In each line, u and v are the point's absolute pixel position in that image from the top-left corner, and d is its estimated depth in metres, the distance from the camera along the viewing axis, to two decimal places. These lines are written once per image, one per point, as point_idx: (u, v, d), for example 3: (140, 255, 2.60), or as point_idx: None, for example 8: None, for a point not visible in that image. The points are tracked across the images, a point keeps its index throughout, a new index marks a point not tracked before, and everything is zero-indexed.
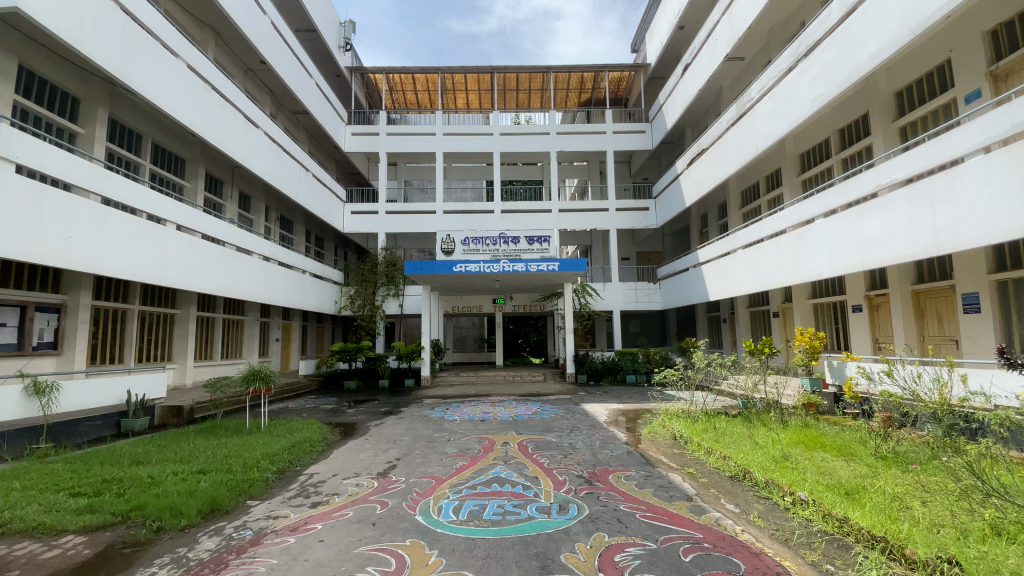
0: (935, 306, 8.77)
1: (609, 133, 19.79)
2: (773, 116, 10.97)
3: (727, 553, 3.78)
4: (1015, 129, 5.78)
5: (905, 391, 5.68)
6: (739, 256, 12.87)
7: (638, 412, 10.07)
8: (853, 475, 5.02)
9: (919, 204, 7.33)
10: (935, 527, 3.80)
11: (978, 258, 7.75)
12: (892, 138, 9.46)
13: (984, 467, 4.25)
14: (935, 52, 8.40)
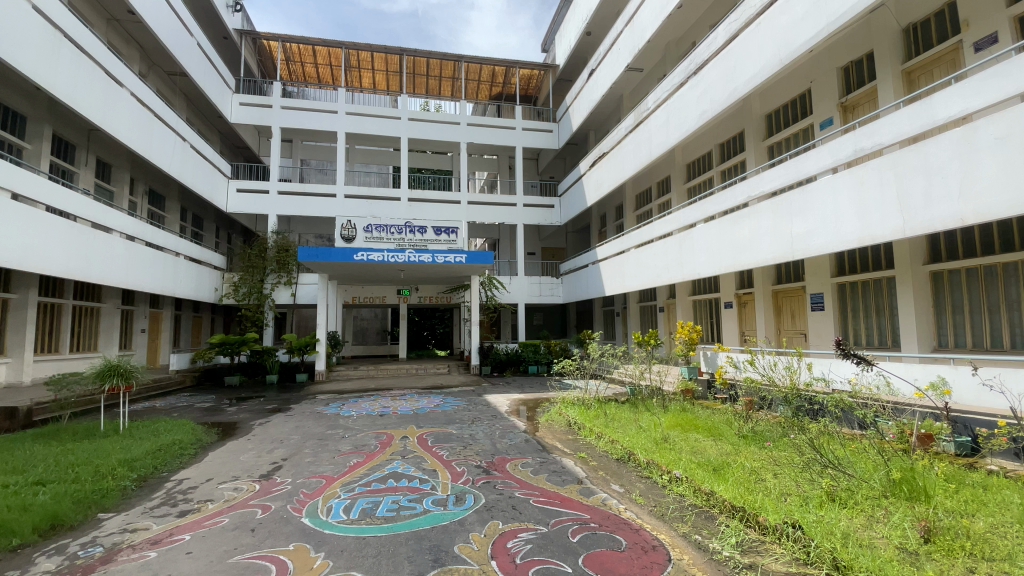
0: (790, 304, 10.11)
1: (518, 129, 20.07)
2: (665, 126, 11.85)
3: (611, 531, 4.04)
4: (858, 154, 6.85)
5: (764, 378, 6.51)
6: (632, 254, 13.76)
7: (537, 401, 10.40)
8: (720, 453, 5.64)
9: (779, 215, 8.39)
10: (784, 496, 4.39)
11: (825, 264, 9.07)
12: (763, 155, 10.66)
13: (822, 442, 5.02)
14: (799, 82, 9.64)
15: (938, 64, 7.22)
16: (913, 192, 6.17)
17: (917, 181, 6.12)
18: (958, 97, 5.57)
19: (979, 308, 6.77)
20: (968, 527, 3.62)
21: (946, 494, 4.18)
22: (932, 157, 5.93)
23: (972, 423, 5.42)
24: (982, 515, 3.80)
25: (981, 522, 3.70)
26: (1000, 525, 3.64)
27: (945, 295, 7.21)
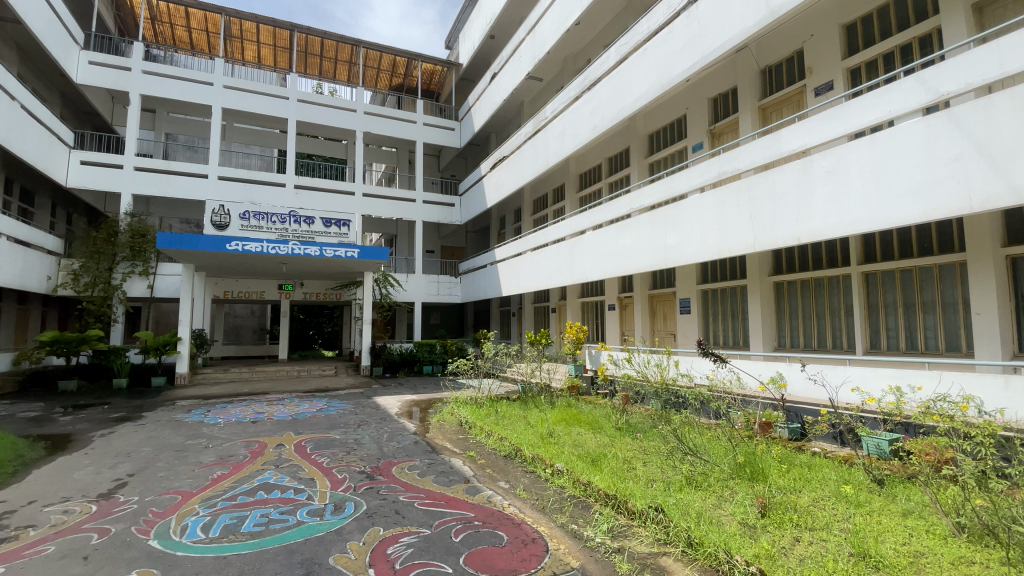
0: (663, 307, 11.15)
1: (419, 124, 19.64)
2: (561, 136, 12.39)
3: (494, 528, 4.11)
4: (722, 176, 7.75)
5: (639, 374, 7.13)
6: (528, 256, 14.18)
7: (429, 401, 10.28)
8: (598, 445, 6.03)
9: (656, 226, 9.20)
10: (650, 482, 4.82)
11: (692, 272, 10.13)
12: (644, 170, 11.59)
13: (684, 432, 5.61)
14: (677, 106, 10.66)
15: (786, 104, 8.45)
16: (763, 213, 7.15)
17: (766, 203, 7.10)
18: (800, 134, 6.57)
19: (809, 314, 8.03)
20: (795, 502, 4.27)
21: (780, 473, 4.89)
22: (779, 183, 6.92)
23: (801, 411, 6.39)
24: (805, 490, 4.52)
25: (805, 496, 4.40)
26: (818, 498, 4.36)
27: (784, 302, 8.46)
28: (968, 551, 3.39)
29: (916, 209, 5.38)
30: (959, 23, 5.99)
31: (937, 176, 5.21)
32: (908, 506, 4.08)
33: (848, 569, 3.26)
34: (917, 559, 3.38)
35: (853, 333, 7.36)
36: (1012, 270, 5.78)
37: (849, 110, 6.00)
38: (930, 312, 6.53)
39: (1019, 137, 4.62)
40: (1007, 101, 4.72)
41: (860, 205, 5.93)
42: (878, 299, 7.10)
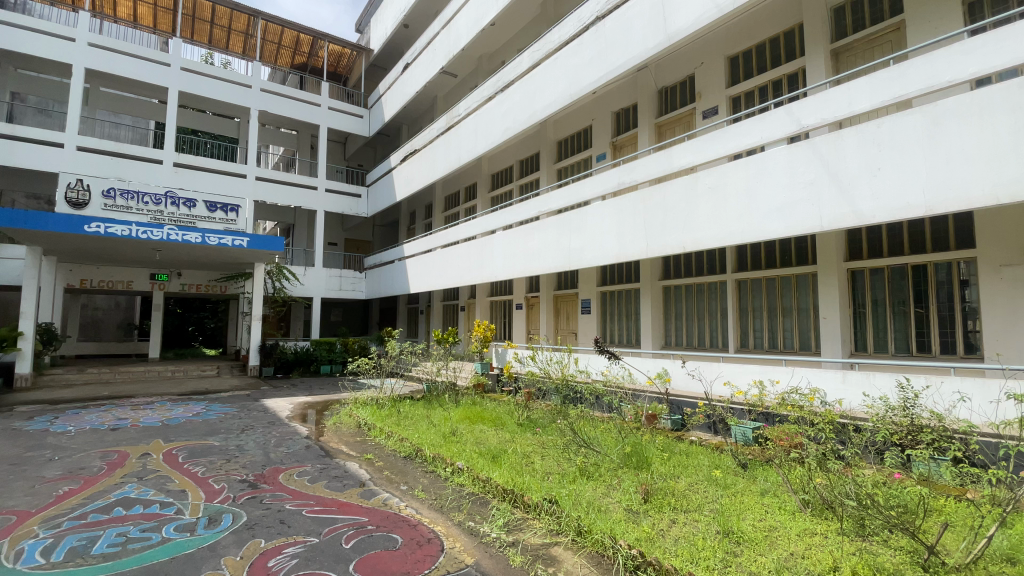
0: (566, 307, 11.62)
1: (323, 107, 18.51)
2: (473, 134, 12.38)
3: (388, 531, 4.00)
4: (621, 186, 8.26)
5: (542, 371, 7.35)
6: (437, 254, 14.00)
7: (326, 403, 9.73)
8: (499, 441, 6.12)
9: (562, 230, 9.54)
10: (547, 474, 5.01)
11: (593, 274, 10.66)
12: (552, 175, 11.96)
13: (579, 426, 5.89)
14: (584, 116, 11.17)
15: (678, 124, 9.23)
16: (655, 222, 7.72)
17: (658, 213, 7.68)
18: (689, 152, 7.20)
19: (692, 315, 8.83)
20: (673, 486, 4.68)
21: (661, 461, 5.32)
22: (670, 195, 7.52)
23: (682, 403, 6.98)
24: (682, 475, 4.97)
25: (682, 481, 4.84)
26: (693, 482, 4.82)
27: (672, 304, 9.21)
28: (811, 523, 3.97)
29: (780, 226, 6.16)
30: (818, 66, 6.92)
31: (797, 198, 6.01)
32: (766, 486, 4.66)
33: (715, 545, 3.65)
34: (770, 532, 3.87)
35: (727, 332, 8.22)
36: (850, 281, 6.85)
37: (730, 135, 6.69)
38: (789, 316, 7.49)
39: (859, 171, 5.49)
40: (851, 139, 5.58)
41: (736, 220, 6.64)
42: (748, 303, 8.02)
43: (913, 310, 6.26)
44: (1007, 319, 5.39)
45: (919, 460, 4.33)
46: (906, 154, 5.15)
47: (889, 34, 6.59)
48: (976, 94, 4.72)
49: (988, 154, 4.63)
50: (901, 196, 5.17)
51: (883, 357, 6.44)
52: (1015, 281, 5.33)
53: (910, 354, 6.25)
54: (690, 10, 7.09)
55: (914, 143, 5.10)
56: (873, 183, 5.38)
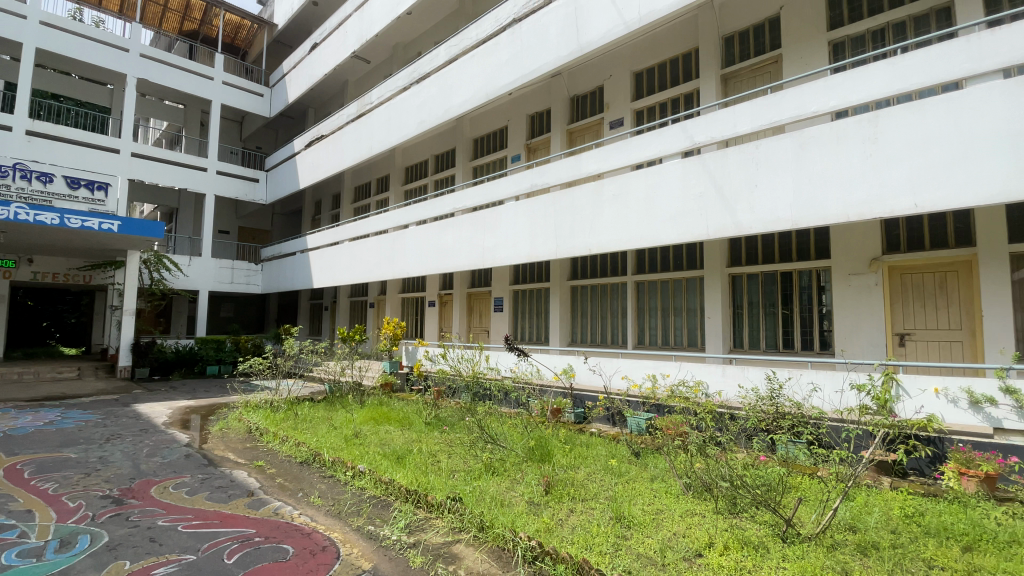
0: (478, 305, 11.66)
1: (218, 82, 16.85)
2: (386, 124, 11.98)
3: (278, 541, 3.74)
4: (533, 188, 8.47)
5: (453, 369, 7.29)
6: (344, 247, 13.35)
7: (213, 407, 8.87)
8: (404, 442, 6.00)
9: (475, 228, 9.54)
10: (452, 472, 5.00)
11: (505, 273, 10.81)
12: (467, 173, 11.91)
13: (487, 422, 5.93)
14: (500, 116, 11.27)
15: (588, 131, 9.65)
16: (564, 224, 8.01)
17: (567, 215, 7.98)
18: (596, 159, 7.57)
19: (596, 314, 9.28)
20: (573, 477, 4.90)
21: (563, 453, 5.54)
22: (578, 199, 7.84)
23: (585, 397, 7.32)
24: (582, 466, 5.21)
25: (581, 471, 5.07)
26: (591, 472, 5.08)
27: (578, 303, 9.60)
28: (692, 504, 4.36)
29: (674, 232, 6.69)
30: (710, 88, 7.59)
31: (689, 208, 6.56)
32: (655, 472, 5.04)
33: (608, 530, 3.88)
34: (657, 514, 4.20)
35: (628, 330, 8.74)
36: (731, 284, 7.62)
37: (633, 145, 7.13)
38: (680, 315, 8.15)
39: (741, 186, 6.12)
40: (735, 157, 6.20)
41: (636, 226, 7.09)
42: (645, 303, 8.60)
43: (780, 311, 7.10)
44: (852, 320, 6.34)
45: (780, 443, 4.93)
46: (777, 174, 5.84)
47: (769, 65, 7.39)
48: (833, 126, 5.48)
49: (840, 178, 5.40)
50: (773, 211, 5.86)
51: (757, 352, 7.24)
52: (861, 288, 6.29)
53: (778, 350, 7.08)
54: (600, 23, 7.44)
55: (785, 165, 5.79)
56: (751, 198, 6.02)
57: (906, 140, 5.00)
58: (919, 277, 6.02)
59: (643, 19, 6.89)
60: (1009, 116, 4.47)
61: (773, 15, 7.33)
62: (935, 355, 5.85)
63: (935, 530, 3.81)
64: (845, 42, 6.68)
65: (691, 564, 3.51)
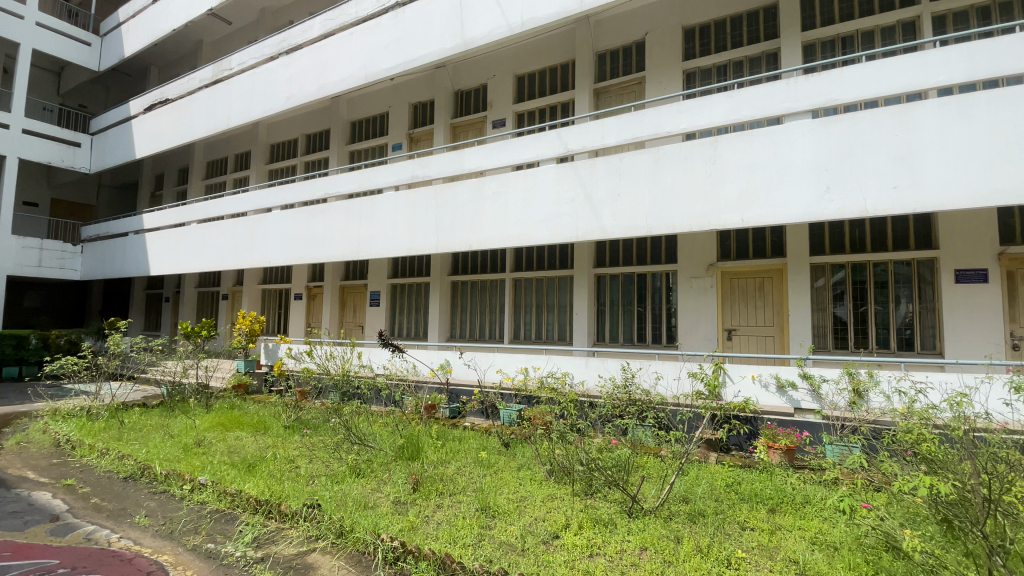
0: (352, 299, 11.10)
1: (28, 21, 13.74)
2: (249, 95, 10.78)
3: (88, 572, 3.20)
4: (414, 179, 8.28)
5: (319, 367, 6.82)
6: (193, 229, 11.73)
7: (6, 417, 7.24)
8: (258, 448, 5.49)
9: (349, 216, 9.04)
10: (312, 478, 4.71)
11: (382, 266, 10.42)
12: (343, 157, 11.22)
13: (355, 422, 5.66)
14: (380, 102, 10.80)
15: (471, 127, 9.69)
16: (444, 219, 7.95)
17: (446, 210, 7.94)
18: (477, 156, 7.64)
19: (474, 310, 9.40)
20: (442, 472, 4.88)
21: (434, 449, 5.50)
22: (458, 194, 7.84)
23: (459, 392, 7.36)
24: (452, 461, 5.22)
25: (451, 466, 5.08)
26: (460, 466, 5.11)
27: (457, 299, 9.62)
28: (553, 489, 4.63)
29: (547, 232, 7.03)
30: (584, 99, 8.10)
31: (561, 211, 6.94)
32: (522, 461, 5.24)
33: (472, 522, 3.95)
34: (521, 502, 4.37)
35: (504, 326, 8.97)
36: (596, 284, 8.22)
37: (512, 146, 7.34)
38: (552, 311, 8.59)
39: (607, 194, 6.63)
40: (602, 166, 6.69)
41: (513, 224, 7.31)
42: (521, 299, 8.91)
43: (636, 309, 7.85)
44: (693, 318, 7.27)
45: (631, 428, 5.45)
46: (636, 185, 6.45)
47: (634, 85, 8.10)
48: (683, 146, 6.19)
49: (687, 193, 6.12)
50: (633, 218, 6.44)
51: (616, 345, 7.91)
52: (700, 290, 7.24)
53: (633, 343, 7.82)
54: (484, 21, 7.50)
55: (643, 177, 6.41)
56: (615, 205, 6.56)
57: (737, 164, 5.85)
58: (743, 282, 7.10)
59: (524, 24, 7.11)
60: (808, 152, 5.47)
61: (639, 39, 8.02)
62: (754, 347, 6.95)
63: (748, 496, 4.53)
64: (697, 73, 7.58)
65: (549, 546, 3.72)
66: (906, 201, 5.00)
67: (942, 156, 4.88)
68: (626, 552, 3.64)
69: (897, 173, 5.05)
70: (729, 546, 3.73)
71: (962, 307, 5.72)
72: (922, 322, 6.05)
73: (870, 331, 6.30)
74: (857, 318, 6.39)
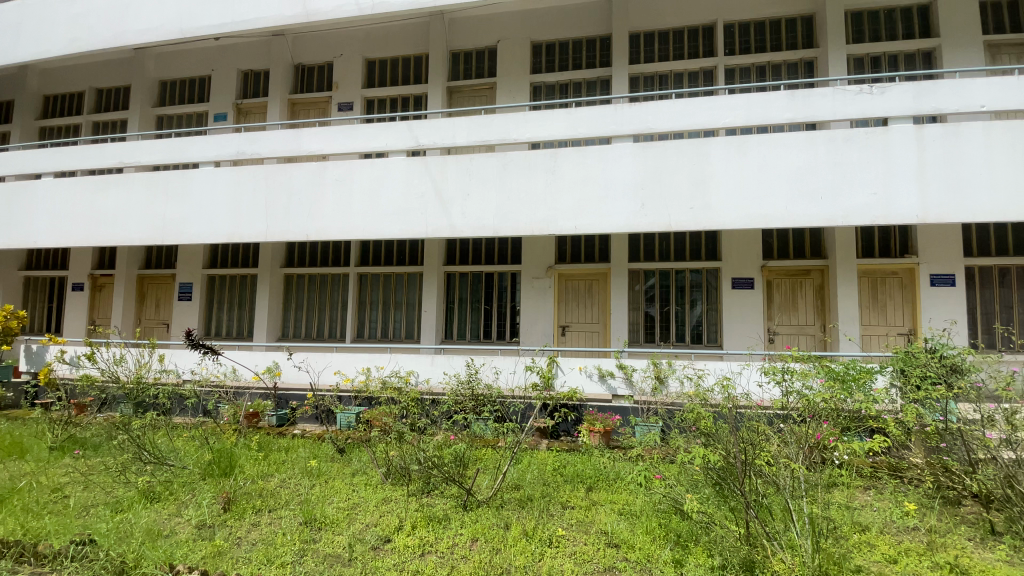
0: (156, 291, 9.44)
1: None
2: (8, 28, 8.43)
3: None
4: (240, 156, 7.33)
5: (103, 374, 5.67)
6: None
7: None
8: (7, 478, 4.36)
9: (155, 192, 7.63)
10: (87, 509, 3.91)
11: (198, 253, 9.05)
12: (150, 123, 9.45)
13: (151, 437, 4.82)
14: (201, 64, 9.34)
15: (313, 107, 8.95)
16: (277, 205, 7.20)
17: (280, 195, 7.20)
18: (318, 139, 7.09)
19: (312, 306, 8.72)
20: (262, 487, 4.42)
21: (253, 462, 4.95)
22: (295, 178, 7.16)
23: (289, 397, 6.76)
24: (275, 474, 4.76)
25: (274, 479, 4.64)
26: (285, 478, 4.70)
27: (292, 293, 8.80)
28: (389, 491, 4.53)
29: (393, 226, 6.82)
30: (436, 95, 8.05)
31: (409, 206, 6.80)
32: (357, 466, 5.01)
33: (294, 538, 3.65)
34: (351, 509, 4.17)
35: (344, 324, 8.49)
36: (446, 282, 8.24)
37: (358, 133, 6.98)
38: (399, 308, 8.40)
39: (456, 192, 6.68)
40: (452, 164, 6.72)
41: (358, 216, 6.94)
42: (367, 296, 8.52)
43: (483, 307, 8.08)
44: (533, 315, 7.77)
45: (475, 421, 5.53)
46: (484, 186, 6.62)
47: (486, 89, 8.33)
48: (528, 154, 6.54)
49: (530, 198, 6.48)
50: (481, 217, 6.60)
51: (463, 343, 8.06)
52: (539, 289, 7.77)
53: (480, 340, 8.04)
54: None
55: (491, 179, 6.61)
56: (464, 204, 6.65)
57: (573, 175, 6.37)
58: (576, 283, 7.81)
59: (374, 7, 6.79)
60: (630, 170, 6.21)
61: (491, 45, 8.24)
62: (583, 342, 7.68)
63: (571, 477, 4.98)
64: (542, 86, 8.08)
65: (378, 551, 3.62)
66: (700, 220, 5.99)
67: (727, 185, 5.95)
68: (457, 546, 3.72)
69: (695, 196, 6.02)
70: (552, 525, 4.05)
71: (736, 307, 7.08)
72: (708, 320, 7.32)
73: (672, 328, 7.41)
74: (663, 317, 7.47)
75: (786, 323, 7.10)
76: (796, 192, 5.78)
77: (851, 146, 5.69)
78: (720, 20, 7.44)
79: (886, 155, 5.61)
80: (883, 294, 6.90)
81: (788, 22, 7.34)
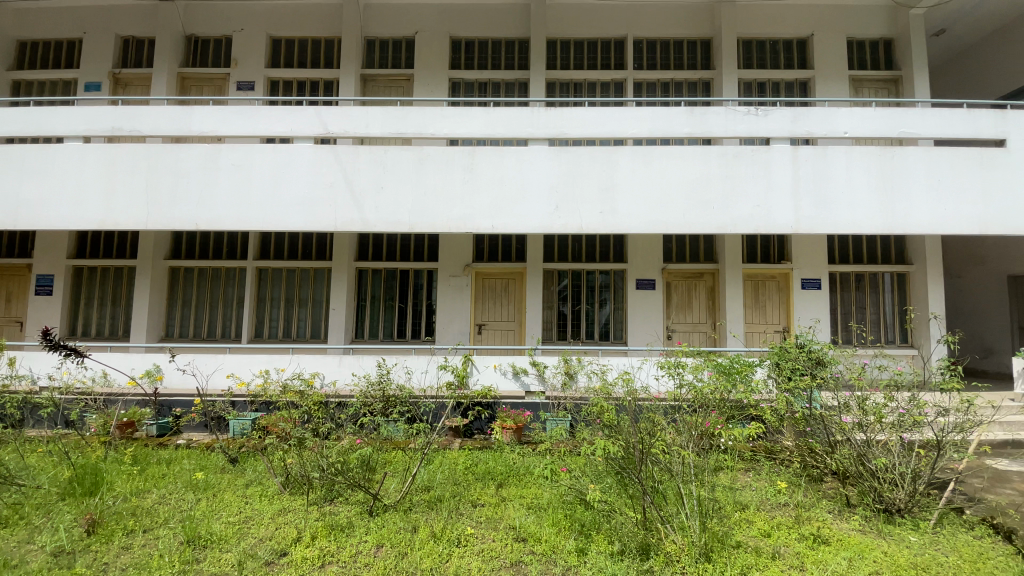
0: (6, 285, 8.11)
1: None
2: None
3: None
4: (117, 133, 6.50)
5: None
6: None
7: None
8: None
9: (5, 168, 6.53)
10: None
11: (61, 241, 7.89)
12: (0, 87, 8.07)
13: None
14: (69, 24, 8.14)
15: (208, 83, 8.15)
16: (162, 190, 6.48)
17: (166, 179, 6.48)
18: (213, 120, 6.48)
19: (204, 303, 7.98)
20: (138, 505, 3.97)
21: (126, 477, 4.43)
22: (185, 161, 6.49)
23: (174, 403, 6.14)
24: (154, 489, 4.30)
25: (151, 496, 4.19)
26: (166, 494, 4.27)
27: (179, 289, 7.98)
28: (287, 501, 4.27)
29: (300, 218, 6.42)
30: (349, 82, 7.69)
31: (318, 198, 6.44)
32: (252, 476, 4.66)
33: (174, 559, 3.33)
34: (243, 523, 3.87)
35: (242, 322, 7.88)
36: (357, 278, 7.92)
37: (260, 116, 6.47)
38: (304, 306, 7.96)
39: (368, 185, 6.43)
40: (365, 156, 6.46)
41: (259, 206, 6.44)
42: (267, 292, 7.95)
43: (397, 305, 7.89)
44: (448, 314, 7.70)
45: (397, 414, 5.48)
46: (399, 181, 6.44)
47: (403, 81, 8.10)
48: (444, 150, 6.46)
49: (446, 195, 6.42)
50: (395, 212, 6.42)
51: (374, 342, 7.81)
52: (455, 287, 7.71)
53: (393, 339, 7.84)
54: None
55: (406, 174, 6.44)
56: (377, 197, 6.43)
57: (490, 174, 6.40)
58: (492, 282, 7.89)
59: None
60: (544, 172, 6.36)
61: (408, 36, 8.03)
62: (498, 340, 7.81)
63: (481, 475, 5.02)
64: (460, 83, 8.02)
65: (272, 567, 3.41)
66: (608, 224, 6.29)
67: (633, 192, 6.31)
68: (361, 553, 3.59)
69: (604, 200, 6.31)
70: (461, 525, 4.06)
71: (641, 306, 7.54)
72: (615, 318, 7.73)
73: (582, 326, 7.73)
74: (574, 316, 7.77)
75: (681, 321, 7.68)
76: (693, 200, 6.26)
77: (740, 162, 6.27)
78: (630, 35, 7.86)
79: (768, 171, 6.25)
80: (763, 295, 7.71)
81: (690, 43, 7.93)
